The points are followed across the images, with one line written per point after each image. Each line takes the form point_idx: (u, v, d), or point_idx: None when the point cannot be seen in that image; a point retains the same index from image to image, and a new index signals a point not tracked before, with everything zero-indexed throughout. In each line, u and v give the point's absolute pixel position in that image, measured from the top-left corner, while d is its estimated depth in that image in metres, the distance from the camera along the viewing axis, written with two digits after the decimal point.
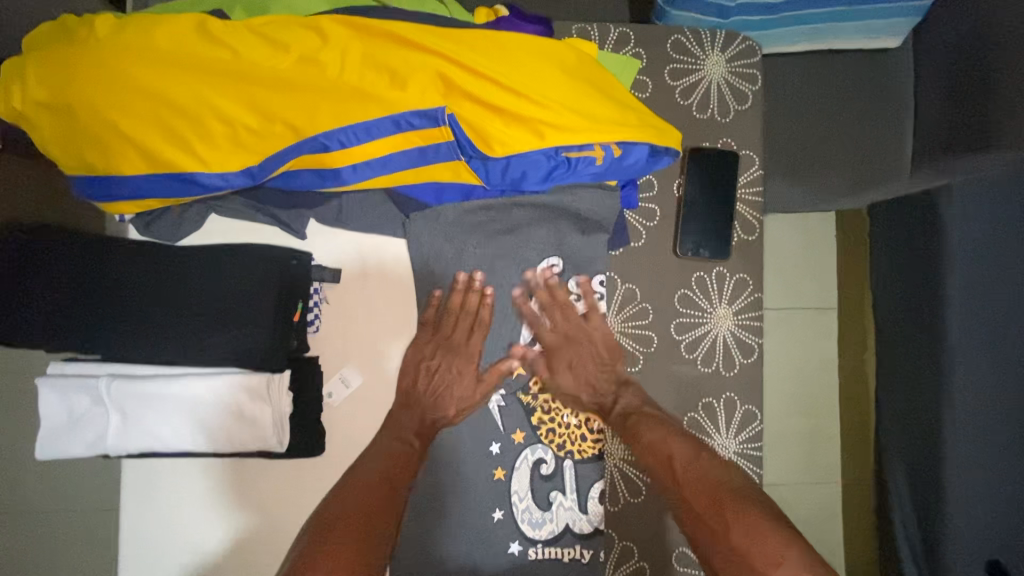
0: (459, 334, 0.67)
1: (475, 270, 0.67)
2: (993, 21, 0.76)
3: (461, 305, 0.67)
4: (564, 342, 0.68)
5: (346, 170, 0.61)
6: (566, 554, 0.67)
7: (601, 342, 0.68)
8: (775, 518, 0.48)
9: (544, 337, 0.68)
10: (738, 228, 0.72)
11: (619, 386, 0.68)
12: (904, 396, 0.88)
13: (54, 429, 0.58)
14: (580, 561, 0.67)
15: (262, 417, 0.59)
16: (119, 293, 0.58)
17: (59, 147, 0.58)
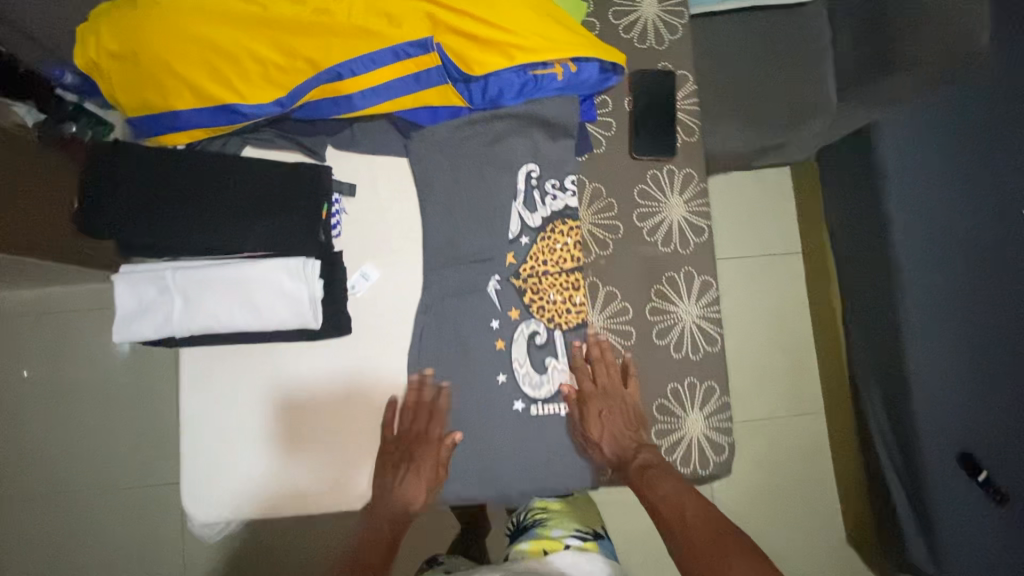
0: (419, 428, 0.78)
1: (425, 368, 0.79)
2: None
3: (418, 399, 0.79)
4: (601, 393, 0.79)
5: (356, 96, 0.76)
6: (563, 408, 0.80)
7: (632, 404, 0.80)
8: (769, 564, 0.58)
9: (584, 383, 0.80)
10: (680, 132, 0.86)
11: (639, 444, 0.78)
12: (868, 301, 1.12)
13: (129, 314, 0.71)
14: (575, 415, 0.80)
15: (301, 294, 0.72)
16: (170, 194, 0.70)
17: (124, 92, 0.73)
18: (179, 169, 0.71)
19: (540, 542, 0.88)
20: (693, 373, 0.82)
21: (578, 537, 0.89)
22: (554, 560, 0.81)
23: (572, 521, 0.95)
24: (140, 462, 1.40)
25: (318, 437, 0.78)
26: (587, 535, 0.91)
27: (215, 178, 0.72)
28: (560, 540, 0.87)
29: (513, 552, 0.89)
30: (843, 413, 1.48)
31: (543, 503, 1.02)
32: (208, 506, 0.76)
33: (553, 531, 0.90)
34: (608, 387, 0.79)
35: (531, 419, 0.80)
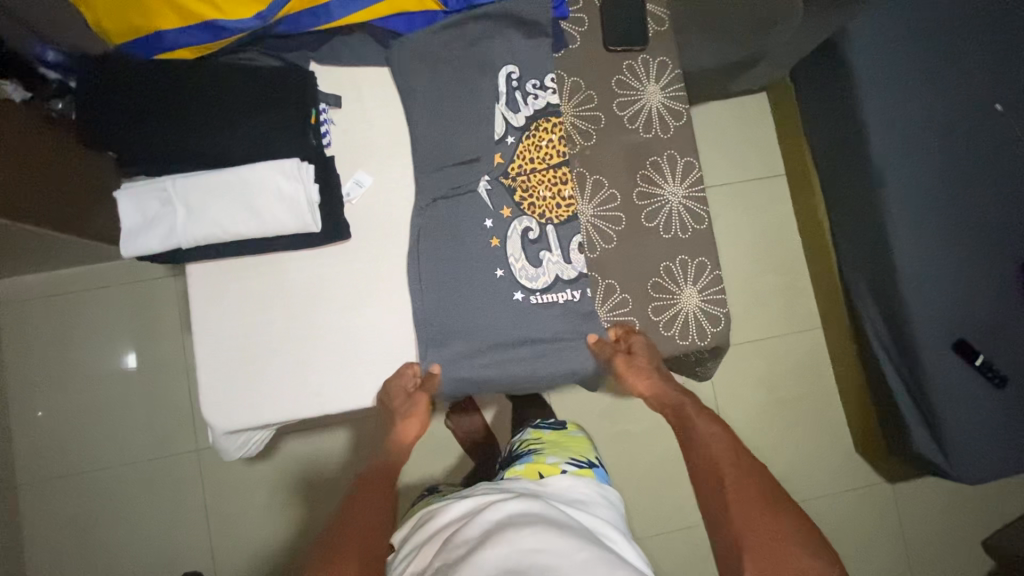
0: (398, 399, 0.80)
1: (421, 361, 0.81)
2: None
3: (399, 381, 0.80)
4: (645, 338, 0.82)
5: (334, 5, 0.77)
6: (560, 295, 0.83)
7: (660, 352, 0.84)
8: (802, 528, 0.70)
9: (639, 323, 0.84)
10: (650, 22, 0.89)
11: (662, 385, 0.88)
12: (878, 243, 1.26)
13: (136, 227, 0.74)
14: (574, 301, 0.83)
15: (298, 196, 0.75)
16: (161, 108, 0.73)
17: (107, 17, 0.73)
18: (169, 83, 0.74)
19: (535, 467, 0.92)
20: (684, 252, 0.86)
21: (572, 465, 0.94)
22: (549, 487, 0.86)
23: (565, 451, 1.00)
24: (164, 435, 1.44)
25: (325, 344, 0.80)
26: (580, 462, 0.96)
27: (206, 88, 0.74)
28: (555, 467, 0.91)
29: (509, 474, 0.94)
30: (838, 323, 1.52)
31: (536, 432, 1.09)
32: (227, 417, 0.79)
33: (548, 457, 0.95)
34: (650, 354, 0.82)
35: (534, 310, 0.82)
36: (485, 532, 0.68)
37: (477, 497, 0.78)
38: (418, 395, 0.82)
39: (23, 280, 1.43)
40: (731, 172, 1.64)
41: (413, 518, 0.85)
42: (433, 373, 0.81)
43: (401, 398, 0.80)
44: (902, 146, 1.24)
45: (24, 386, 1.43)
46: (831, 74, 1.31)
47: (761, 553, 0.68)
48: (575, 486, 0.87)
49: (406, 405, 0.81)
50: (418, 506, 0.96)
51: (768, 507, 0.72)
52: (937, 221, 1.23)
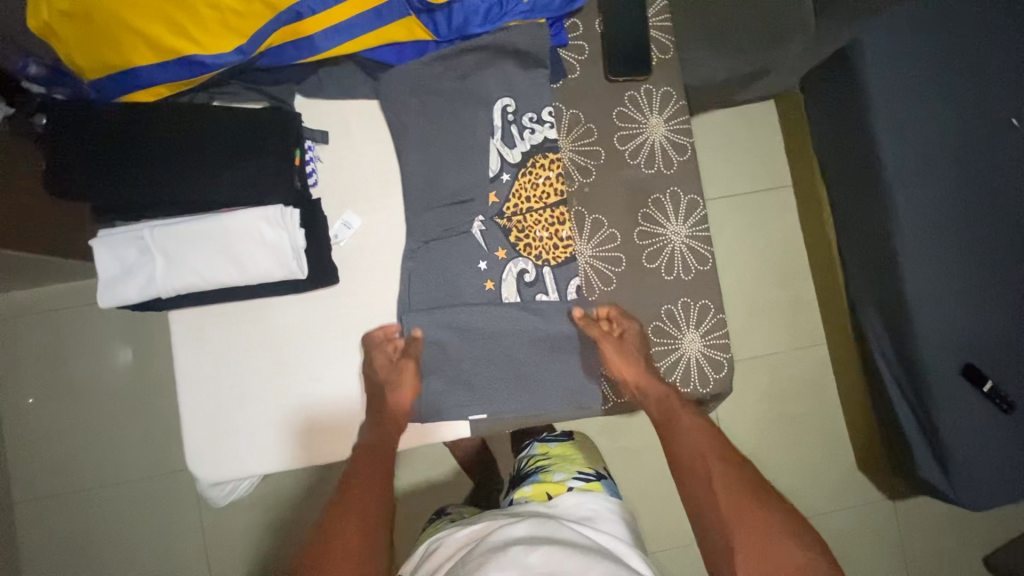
0: (384, 361, 0.78)
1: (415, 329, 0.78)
2: None
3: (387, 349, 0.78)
4: (634, 336, 0.80)
5: (318, 37, 0.73)
6: (556, 347, 0.80)
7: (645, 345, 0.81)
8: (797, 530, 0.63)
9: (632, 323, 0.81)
10: (654, 50, 0.84)
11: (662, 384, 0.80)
12: (887, 264, 1.22)
13: (111, 278, 0.70)
14: (572, 352, 0.80)
15: (282, 243, 0.71)
16: (138, 153, 0.70)
17: (78, 52, 0.68)
18: (144, 125, 0.70)
19: (543, 487, 0.90)
20: (686, 294, 0.83)
21: (579, 480, 0.91)
22: (556, 506, 0.83)
23: (572, 464, 0.97)
24: (159, 451, 1.43)
25: (314, 391, 0.78)
26: (587, 475, 0.93)
27: (183, 132, 0.71)
28: (562, 485, 0.89)
29: (517, 496, 0.91)
30: (844, 341, 1.48)
31: (543, 447, 1.06)
32: (215, 467, 0.77)
33: (555, 475, 0.93)
34: (637, 342, 0.80)
35: (530, 362, 0.79)
36: (494, 554, 0.66)
37: (483, 521, 0.77)
38: (403, 361, 0.79)
39: (12, 296, 1.40)
40: (736, 183, 1.59)
41: (425, 545, 0.82)
42: (417, 338, 0.78)
43: (384, 365, 0.78)
44: (914, 164, 1.19)
45: (16, 402, 1.41)
46: (841, 87, 1.26)
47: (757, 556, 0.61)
48: (584, 502, 0.84)
49: (392, 372, 0.78)
50: (427, 528, 0.92)
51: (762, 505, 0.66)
52: (948, 242, 1.19)
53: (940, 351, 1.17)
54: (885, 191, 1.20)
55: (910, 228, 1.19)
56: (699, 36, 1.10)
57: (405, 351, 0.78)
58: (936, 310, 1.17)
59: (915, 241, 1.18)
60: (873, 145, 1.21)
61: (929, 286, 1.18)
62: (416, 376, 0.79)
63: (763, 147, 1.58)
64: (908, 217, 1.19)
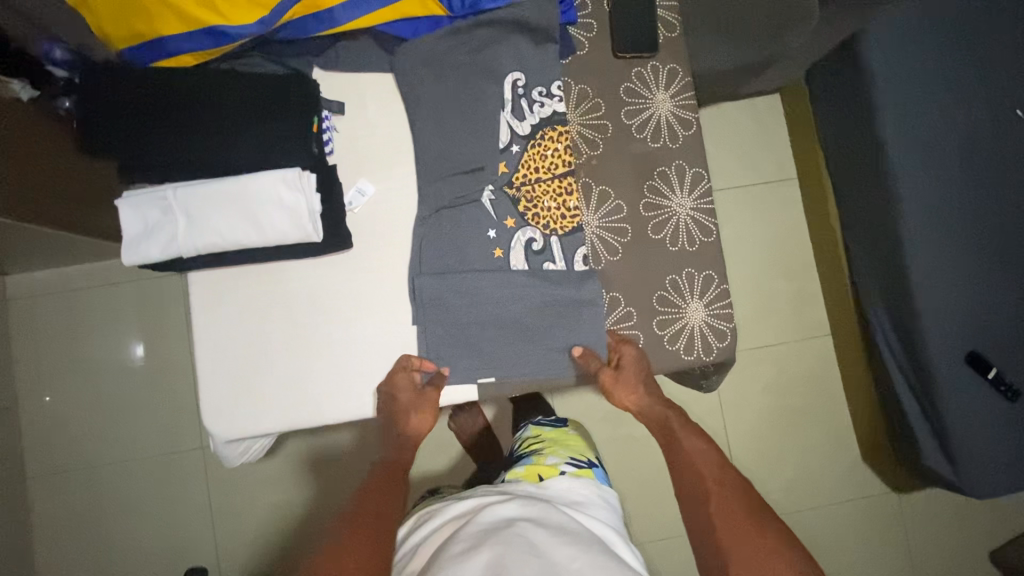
0: (405, 393, 0.79)
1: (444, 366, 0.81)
2: None
3: (404, 379, 0.79)
4: (635, 361, 0.82)
5: (337, 11, 0.76)
6: (563, 316, 0.82)
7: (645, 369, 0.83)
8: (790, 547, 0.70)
9: (630, 349, 0.82)
10: (661, 28, 0.87)
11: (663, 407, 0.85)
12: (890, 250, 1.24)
13: (137, 236, 0.73)
14: (583, 322, 0.82)
15: (299, 206, 0.73)
16: (166, 115, 0.72)
17: (111, 23, 0.74)
18: (172, 89, 0.73)
19: (535, 469, 0.90)
20: (690, 265, 0.84)
21: (572, 465, 0.92)
22: (549, 489, 0.84)
23: (565, 450, 0.98)
24: (171, 430, 1.45)
25: (326, 352, 0.80)
26: (580, 462, 0.94)
27: (205, 95, 0.73)
28: (555, 469, 0.90)
29: (509, 476, 0.92)
30: (848, 331, 1.49)
31: (537, 430, 1.08)
32: (230, 425, 0.78)
33: (547, 459, 0.93)
34: (638, 368, 0.82)
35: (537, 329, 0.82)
36: (482, 532, 0.66)
37: (477, 498, 0.78)
38: (427, 392, 0.80)
39: (33, 276, 1.44)
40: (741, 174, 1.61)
41: (413, 518, 0.82)
42: (442, 374, 0.81)
43: (409, 392, 0.79)
44: (919, 152, 1.21)
45: (33, 379, 1.44)
46: (845, 77, 1.28)
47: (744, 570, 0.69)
48: (574, 488, 0.85)
49: (414, 402, 0.80)
50: (419, 506, 0.95)
51: (755, 524, 0.72)
52: (953, 228, 1.20)
53: (942, 338, 1.18)
54: (890, 178, 1.22)
55: (915, 214, 1.20)
56: (706, 22, 1.12)
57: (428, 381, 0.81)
58: (941, 296, 1.18)
59: (920, 226, 1.20)
60: (878, 132, 1.22)
61: (937, 272, 1.19)
62: (435, 408, 0.81)
63: (769, 139, 1.60)
64: (913, 203, 1.20)
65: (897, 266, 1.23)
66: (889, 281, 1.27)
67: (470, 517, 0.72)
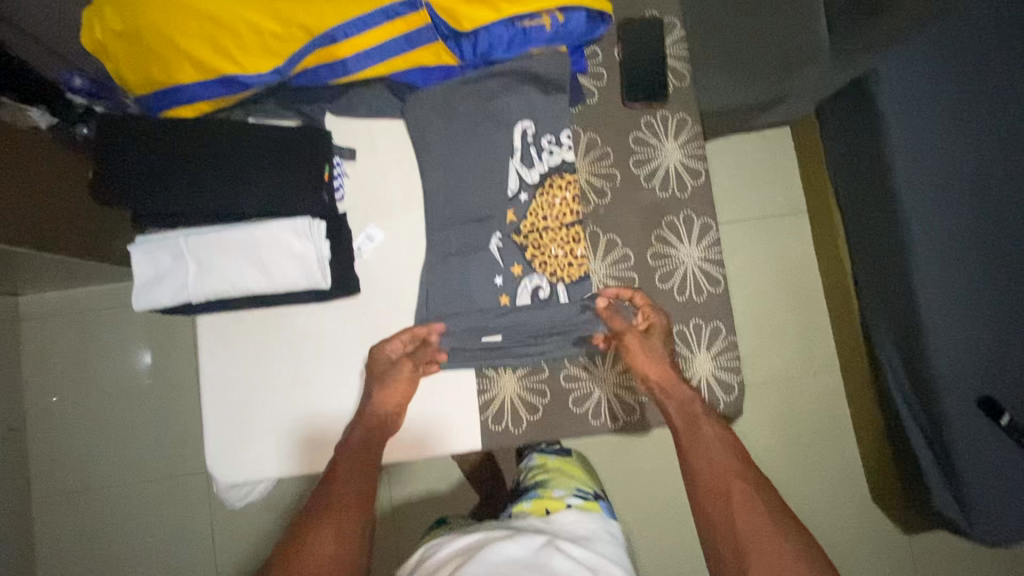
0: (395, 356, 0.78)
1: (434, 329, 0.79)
2: None
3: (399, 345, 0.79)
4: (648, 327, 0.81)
5: (351, 59, 0.77)
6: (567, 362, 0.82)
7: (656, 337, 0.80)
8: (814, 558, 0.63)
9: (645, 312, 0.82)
10: (671, 77, 0.87)
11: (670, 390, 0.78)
12: (898, 292, 1.22)
13: (148, 281, 0.74)
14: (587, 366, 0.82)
15: (307, 253, 0.74)
16: (179, 163, 0.73)
17: (130, 70, 0.76)
18: (186, 137, 0.73)
19: (542, 502, 0.89)
20: (697, 315, 0.84)
21: (578, 497, 0.91)
22: (556, 523, 0.82)
23: (571, 481, 0.97)
24: (176, 452, 1.46)
25: (332, 397, 0.80)
26: (587, 494, 0.93)
27: (220, 145, 0.74)
28: (561, 501, 0.88)
29: (516, 510, 0.90)
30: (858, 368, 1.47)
31: (542, 459, 1.06)
32: (234, 469, 0.79)
33: (554, 491, 0.92)
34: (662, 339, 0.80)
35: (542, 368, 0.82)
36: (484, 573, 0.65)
37: (481, 533, 0.76)
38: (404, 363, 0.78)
39: (48, 296, 1.46)
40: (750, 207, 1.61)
41: (423, 547, 0.82)
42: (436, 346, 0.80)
43: (384, 363, 0.77)
44: (930, 192, 1.17)
45: (43, 398, 1.46)
46: (856, 117, 1.24)
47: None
48: (582, 521, 0.83)
49: (393, 369, 0.77)
50: (426, 535, 0.93)
51: (780, 531, 0.64)
52: (968, 274, 1.16)
53: (954, 381, 1.15)
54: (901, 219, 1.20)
55: (926, 256, 1.17)
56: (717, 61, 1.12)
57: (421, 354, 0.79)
58: (955, 340, 1.15)
59: (932, 269, 1.17)
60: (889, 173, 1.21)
61: (950, 315, 1.16)
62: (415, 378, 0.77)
63: (780, 170, 1.58)
64: (922, 246, 1.17)
65: (905, 309, 1.21)
66: (897, 322, 1.24)
67: (471, 554, 0.70)
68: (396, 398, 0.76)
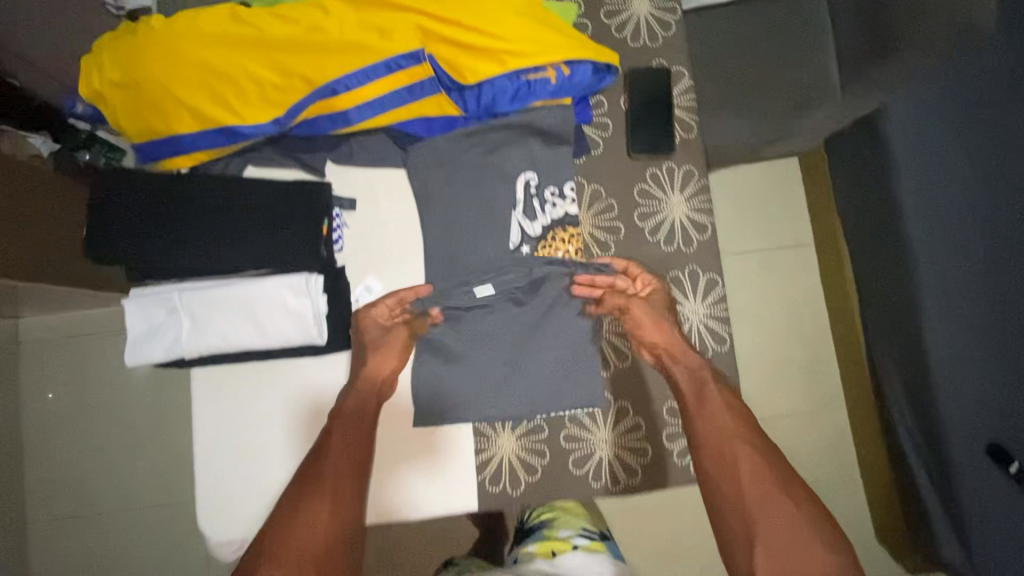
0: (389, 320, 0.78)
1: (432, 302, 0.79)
2: None
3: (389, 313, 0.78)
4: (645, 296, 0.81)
5: (352, 111, 0.76)
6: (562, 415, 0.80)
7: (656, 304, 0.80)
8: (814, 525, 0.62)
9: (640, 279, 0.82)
10: (678, 129, 0.85)
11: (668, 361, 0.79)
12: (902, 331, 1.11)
13: (140, 336, 0.73)
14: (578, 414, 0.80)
15: (304, 310, 0.73)
16: (177, 219, 0.72)
17: (125, 118, 0.75)
18: (186, 195, 0.72)
19: (547, 545, 0.84)
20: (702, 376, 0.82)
21: (585, 538, 0.85)
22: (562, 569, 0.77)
23: (576, 518, 0.91)
24: (168, 483, 1.42)
25: None
26: (592, 533, 0.88)
27: (215, 199, 0.73)
28: (567, 543, 0.83)
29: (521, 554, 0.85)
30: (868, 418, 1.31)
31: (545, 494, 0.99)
32: (224, 527, 0.76)
33: (559, 531, 0.86)
34: (659, 306, 0.80)
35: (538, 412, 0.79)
36: None
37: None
38: (398, 328, 0.78)
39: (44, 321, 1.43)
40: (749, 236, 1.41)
41: None
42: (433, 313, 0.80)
43: (378, 329, 0.78)
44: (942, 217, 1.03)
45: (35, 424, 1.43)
46: (864, 151, 1.15)
47: (779, 553, 0.61)
48: (589, 563, 0.79)
49: (387, 335, 0.78)
50: None
51: (789, 495, 0.65)
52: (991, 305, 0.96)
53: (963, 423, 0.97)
54: None
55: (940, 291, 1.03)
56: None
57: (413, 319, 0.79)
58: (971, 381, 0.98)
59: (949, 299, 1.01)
60: None
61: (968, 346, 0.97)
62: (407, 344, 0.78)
63: (788, 197, 1.37)
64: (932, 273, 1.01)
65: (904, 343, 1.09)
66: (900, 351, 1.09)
67: None
68: (389, 363, 0.77)
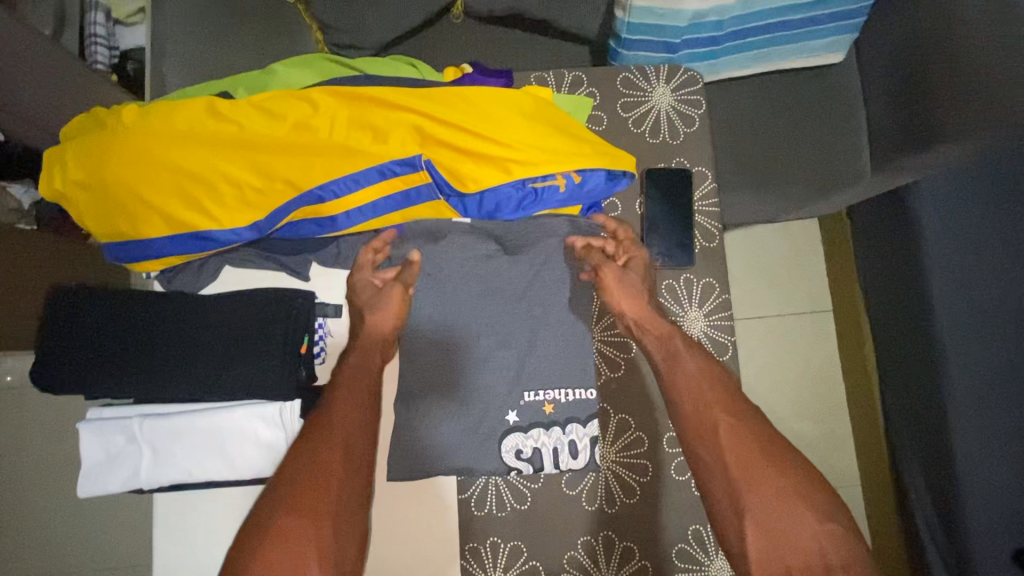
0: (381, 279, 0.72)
1: (412, 252, 0.73)
2: (928, 42, 0.82)
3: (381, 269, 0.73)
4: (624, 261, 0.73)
5: (341, 217, 0.70)
6: (551, 421, 0.71)
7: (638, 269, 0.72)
8: (811, 505, 0.52)
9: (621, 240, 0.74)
10: (699, 237, 0.78)
11: (644, 331, 0.69)
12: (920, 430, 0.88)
13: (93, 466, 0.65)
14: (561, 401, 0.72)
15: (278, 442, 0.66)
16: (146, 340, 0.66)
17: (89, 218, 0.68)
18: (161, 314, 0.67)
19: None
20: None
21: None
22: None
23: None
24: None
25: None
26: None
27: (189, 317, 0.68)
28: None
29: None
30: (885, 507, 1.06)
31: None
32: None
33: None
34: (642, 269, 0.72)
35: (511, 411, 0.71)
36: None
37: None
38: (391, 286, 0.71)
39: None
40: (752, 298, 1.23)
41: None
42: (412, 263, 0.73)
43: (370, 292, 0.71)
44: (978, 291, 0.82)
45: None
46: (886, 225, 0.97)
47: (769, 530, 0.52)
48: None
49: (380, 294, 0.71)
50: None
51: (774, 461, 0.55)
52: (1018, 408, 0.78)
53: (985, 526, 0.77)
54: None
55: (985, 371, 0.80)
56: (746, 173, 0.95)
57: (399, 276, 0.72)
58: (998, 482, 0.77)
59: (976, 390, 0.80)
60: None
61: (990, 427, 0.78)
62: (403, 301, 0.71)
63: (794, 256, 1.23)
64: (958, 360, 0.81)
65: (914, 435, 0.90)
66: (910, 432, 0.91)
67: None
68: (388, 321, 0.69)
